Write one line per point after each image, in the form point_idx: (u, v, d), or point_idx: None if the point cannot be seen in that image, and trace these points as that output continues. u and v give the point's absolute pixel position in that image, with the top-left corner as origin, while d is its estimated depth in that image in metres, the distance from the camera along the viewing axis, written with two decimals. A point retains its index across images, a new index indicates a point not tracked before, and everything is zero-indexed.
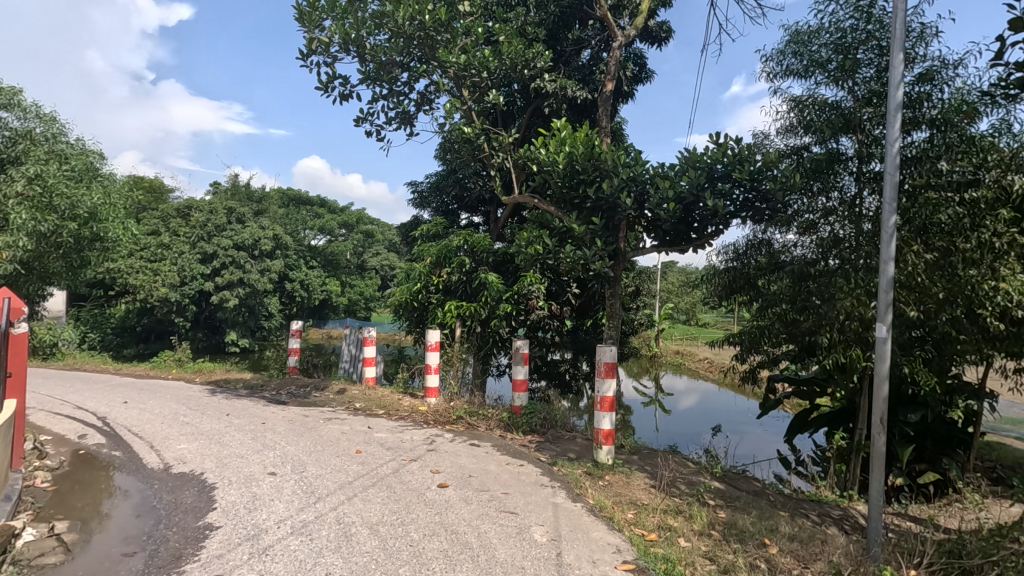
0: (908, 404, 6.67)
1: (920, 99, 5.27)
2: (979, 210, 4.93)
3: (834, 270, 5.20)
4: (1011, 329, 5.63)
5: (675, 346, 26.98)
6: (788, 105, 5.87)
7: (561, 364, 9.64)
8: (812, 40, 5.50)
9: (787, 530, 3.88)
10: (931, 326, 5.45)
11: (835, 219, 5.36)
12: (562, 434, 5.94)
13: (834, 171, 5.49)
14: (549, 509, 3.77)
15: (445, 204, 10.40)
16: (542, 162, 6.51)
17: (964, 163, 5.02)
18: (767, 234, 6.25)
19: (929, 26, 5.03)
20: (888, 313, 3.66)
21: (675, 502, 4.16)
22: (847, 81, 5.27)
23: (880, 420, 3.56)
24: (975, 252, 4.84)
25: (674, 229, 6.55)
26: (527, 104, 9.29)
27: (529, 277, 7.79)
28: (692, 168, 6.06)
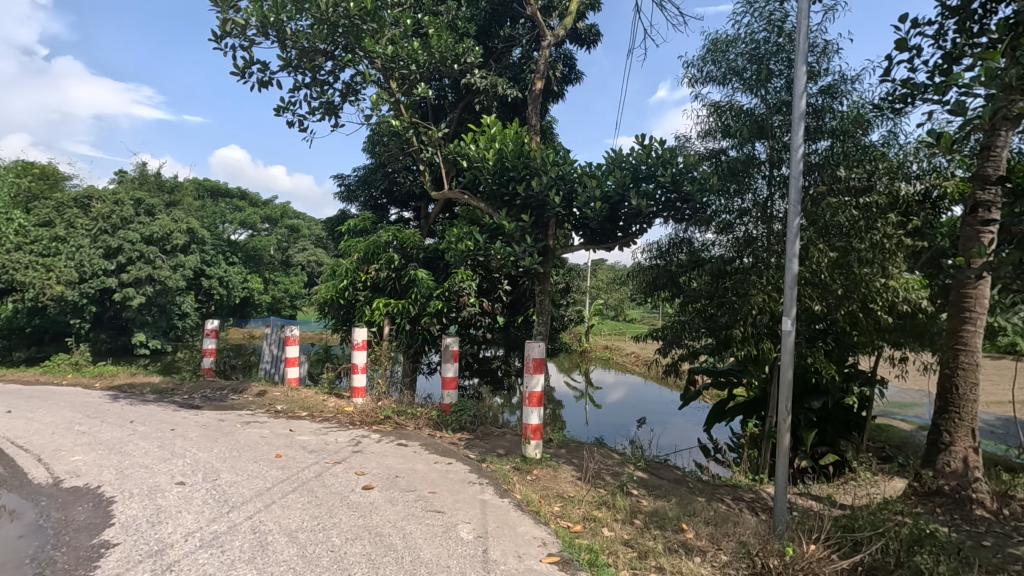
0: (812, 392, 7.19)
1: (823, 110, 5.57)
2: (872, 214, 5.39)
3: (748, 268, 5.68)
4: (897, 321, 6.25)
5: (605, 342, 27.80)
6: (707, 111, 6.15)
7: (493, 361, 9.68)
8: (729, 49, 5.80)
9: (703, 515, 4.09)
10: (832, 319, 5.94)
11: (749, 220, 5.77)
12: (492, 431, 5.96)
13: (749, 173, 5.81)
14: (476, 506, 3.76)
15: (374, 198, 10.13)
16: (472, 158, 6.50)
17: (860, 170, 5.43)
18: (688, 233, 6.54)
19: (832, 42, 5.45)
20: (793, 307, 3.80)
21: (600, 493, 4.28)
22: (761, 90, 5.63)
23: (785, 409, 3.77)
24: (869, 252, 5.30)
25: (601, 228, 6.71)
26: (458, 99, 9.22)
27: (460, 273, 7.73)
28: (618, 168, 6.24)
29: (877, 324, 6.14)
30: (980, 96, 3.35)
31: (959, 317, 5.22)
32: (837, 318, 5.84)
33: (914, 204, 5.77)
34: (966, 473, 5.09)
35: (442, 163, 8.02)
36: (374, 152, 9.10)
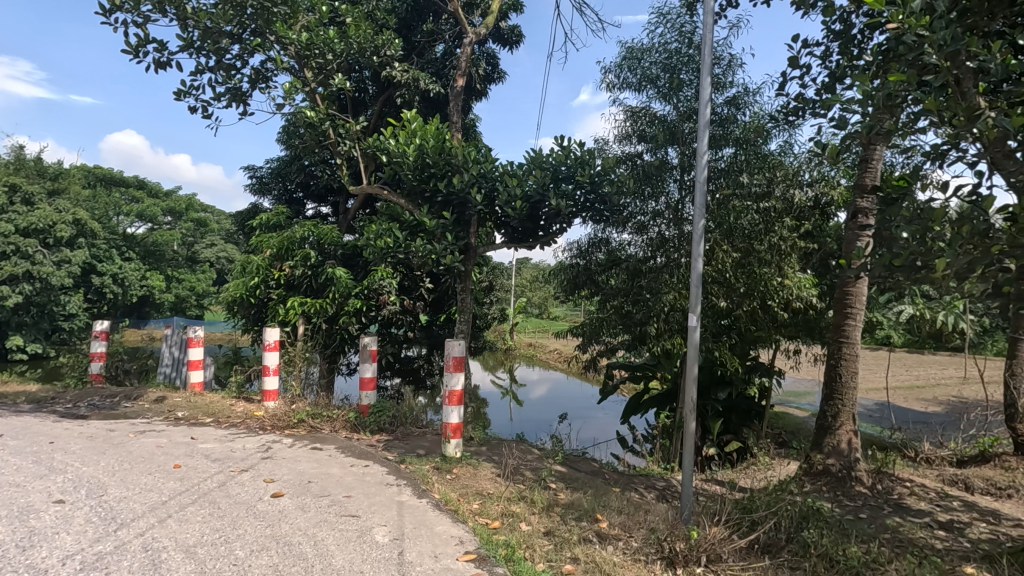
0: (719, 383, 7.68)
1: (728, 119, 5.89)
2: (771, 219, 5.92)
3: (661, 267, 6.08)
4: (791, 317, 6.81)
5: (529, 339, 28.19)
6: (624, 115, 6.38)
7: (415, 361, 9.55)
8: (644, 57, 6.06)
9: (616, 505, 4.24)
10: (735, 316, 6.39)
11: (662, 221, 6.12)
12: (412, 431, 5.86)
13: (662, 177, 6.08)
14: (393, 508, 3.69)
15: (288, 192, 9.64)
16: (392, 153, 6.37)
17: (760, 177, 5.86)
18: (606, 233, 6.76)
19: (736, 56, 5.83)
20: (699, 303, 3.99)
21: (518, 489, 4.32)
22: (673, 97, 5.92)
23: (691, 400, 3.99)
24: (767, 254, 5.89)
25: (522, 226, 6.75)
26: (380, 92, 8.98)
27: (380, 272, 7.56)
28: (538, 169, 6.31)
29: (775, 320, 6.66)
30: (857, 113, 3.71)
31: (842, 313, 5.76)
32: (740, 314, 6.33)
33: (806, 209, 6.29)
34: (847, 454, 5.64)
35: (361, 157, 7.78)
36: (289, 143, 8.66)
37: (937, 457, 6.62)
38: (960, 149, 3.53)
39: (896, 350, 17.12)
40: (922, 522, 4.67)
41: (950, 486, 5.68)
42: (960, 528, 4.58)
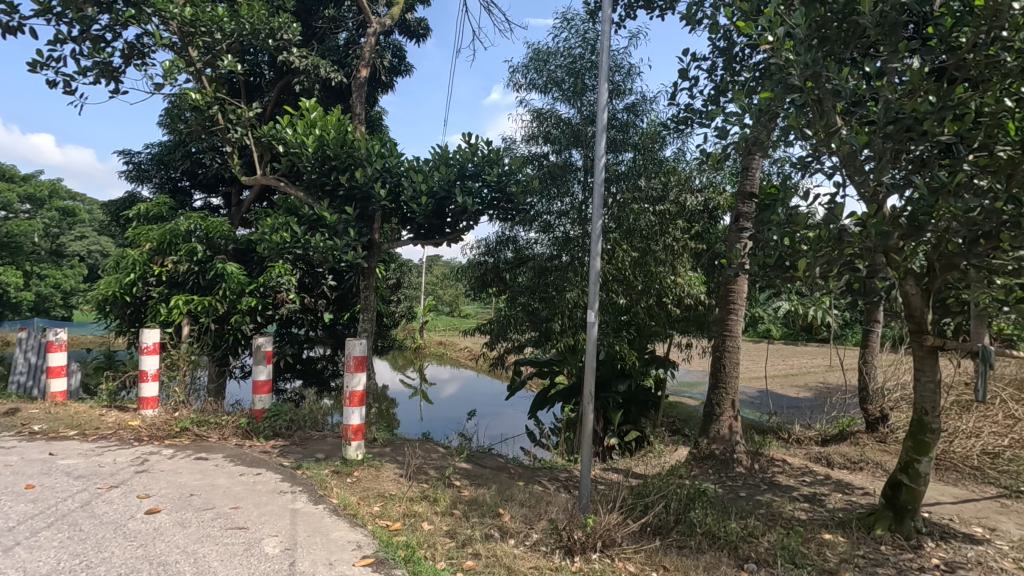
0: (619, 376, 8.10)
1: (628, 125, 6.21)
2: (665, 221, 6.33)
3: (566, 265, 6.34)
4: (683, 312, 7.30)
5: (439, 337, 27.89)
6: (530, 116, 6.51)
7: (318, 361, 9.16)
8: (550, 60, 6.21)
9: (519, 498, 4.32)
10: (634, 312, 6.74)
11: (566, 220, 6.36)
12: (311, 435, 5.61)
13: (567, 178, 6.30)
14: (286, 517, 3.51)
15: (171, 179, 8.82)
16: (289, 144, 6.04)
17: (656, 181, 6.23)
18: (513, 231, 6.83)
19: (634, 65, 6.15)
20: (596, 300, 4.13)
21: (421, 488, 4.28)
22: (577, 101, 6.14)
23: (589, 393, 4.14)
24: (663, 253, 6.30)
25: (428, 223, 6.55)
26: (277, 78, 8.48)
27: (277, 268, 7.07)
28: (443, 166, 6.16)
29: (669, 316, 7.12)
30: (737, 125, 4.04)
31: (726, 308, 6.25)
32: (638, 311, 6.68)
33: (697, 213, 6.76)
34: (730, 438, 6.15)
35: (255, 146, 7.29)
36: (172, 127, 7.94)
37: (804, 437, 7.39)
38: (821, 162, 3.96)
39: (773, 343, 18.91)
40: (790, 496, 5.20)
41: (815, 462, 6.36)
42: (821, 499, 5.15)
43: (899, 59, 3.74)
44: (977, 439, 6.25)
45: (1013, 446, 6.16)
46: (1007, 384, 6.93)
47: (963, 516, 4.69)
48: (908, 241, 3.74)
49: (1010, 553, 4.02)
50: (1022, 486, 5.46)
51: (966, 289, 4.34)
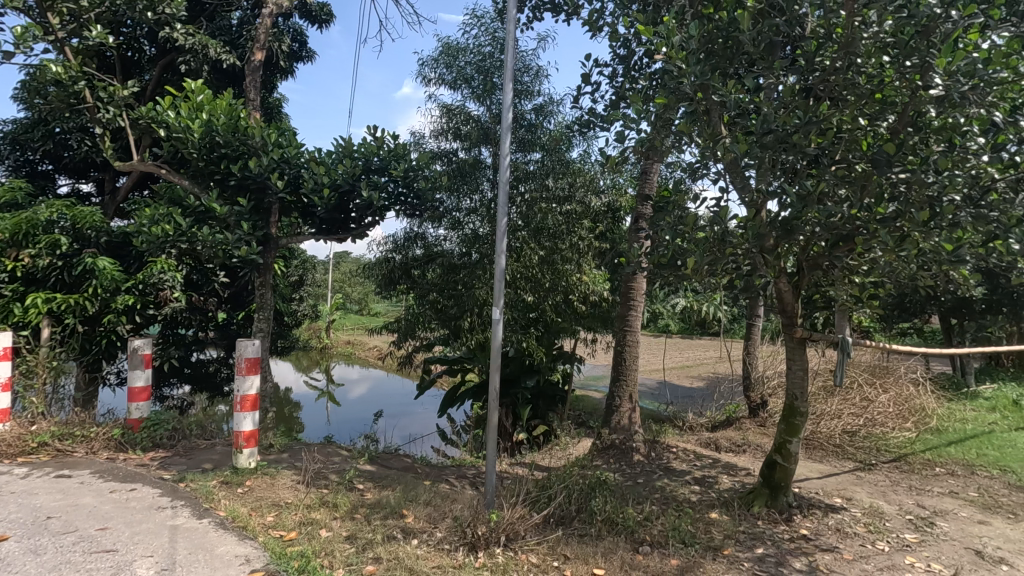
0: (528, 372, 8.28)
1: (536, 125, 6.30)
2: (572, 221, 6.51)
3: (475, 262, 6.36)
4: (589, 309, 7.58)
5: (347, 336, 26.91)
6: (440, 112, 6.43)
7: (210, 364, 8.50)
8: (459, 56, 6.17)
9: (424, 497, 4.26)
10: (541, 309, 6.89)
11: (476, 217, 6.37)
12: (198, 444, 5.21)
13: (476, 176, 6.31)
14: (163, 535, 3.21)
15: (29, 161, 7.77)
16: (171, 127, 5.53)
17: (563, 181, 6.39)
18: (421, 228, 6.71)
19: (542, 67, 6.26)
20: (501, 297, 4.17)
21: (320, 494, 4.09)
22: (487, 99, 6.15)
23: (494, 390, 4.16)
24: (569, 252, 6.50)
25: (330, 218, 6.25)
26: (160, 56, 7.75)
27: (159, 263, 6.42)
28: (347, 158, 5.86)
29: (576, 312, 7.36)
30: (635, 129, 4.24)
31: (627, 304, 6.56)
32: (545, 307, 6.84)
33: (601, 213, 6.96)
34: (629, 427, 6.47)
35: (131, 128, 6.60)
36: (29, 102, 7.00)
37: (696, 424, 7.94)
38: (707, 168, 4.26)
39: (672, 337, 20.15)
40: (683, 480, 5.56)
41: (705, 447, 6.85)
42: (710, 481, 5.55)
43: (775, 77, 4.08)
44: (839, 420, 7.03)
45: (867, 424, 7.01)
46: (863, 370, 7.86)
47: (826, 489, 5.26)
48: (781, 243, 4.13)
49: (862, 518, 4.56)
50: (873, 459, 6.22)
51: (829, 287, 4.86)
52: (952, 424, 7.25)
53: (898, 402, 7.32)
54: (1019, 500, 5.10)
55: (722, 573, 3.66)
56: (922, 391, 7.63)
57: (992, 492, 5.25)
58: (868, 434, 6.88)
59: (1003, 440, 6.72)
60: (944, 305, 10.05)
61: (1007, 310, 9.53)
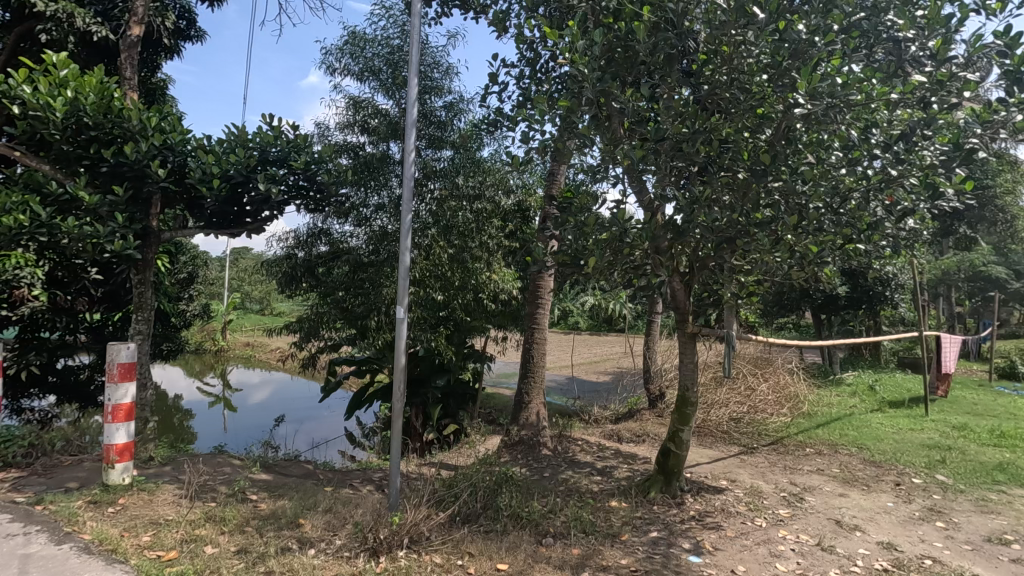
0: (438, 371, 8.22)
1: (447, 123, 6.24)
2: (482, 219, 6.52)
3: (382, 260, 6.19)
4: (498, 307, 7.64)
5: (246, 336, 25.28)
6: (346, 103, 6.19)
7: (79, 371, 7.63)
8: (366, 47, 5.97)
9: (323, 504, 4.10)
10: (451, 308, 6.85)
11: (383, 214, 6.20)
12: (61, 461, 4.66)
13: (384, 172, 6.14)
14: (10, 566, 2.86)
15: None
16: (27, 104, 4.89)
17: (473, 179, 6.37)
18: (326, 223, 6.43)
19: (452, 64, 6.20)
20: (405, 296, 4.11)
21: (207, 508, 3.81)
22: (395, 93, 5.99)
23: (400, 389, 4.09)
24: (478, 250, 6.51)
25: (220, 210, 5.80)
26: (15, 22, 6.85)
27: (14, 257, 5.67)
28: (241, 148, 5.40)
29: (485, 310, 7.39)
30: (540, 131, 4.33)
31: (535, 303, 6.68)
32: (455, 306, 6.80)
33: (511, 213, 7.03)
34: (536, 423, 6.60)
35: None
36: None
37: (601, 417, 8.27)
38: (607, 171, 4.43)
39: (580, 334, 20.88)
40: (586, 471, 5.77)
41: (608, 439, 7.15)
42: (611, 471, 5.81)
43: (668, 87, 4.31)
44: (726, 408, 7.63)
45: (750, 411, 7.67)
46: (747, 362, 8.58)
47: (714, 472, 5.68)
48: (674, 244, 4.39)
49: (744, 498, 4.97)
50: (754, 443, 6.81)
51: (717, 286, 5.23)
52: (820, 409, 8.11)
53: (777, 390, 8.07)
54: (871, 473, 5.80)
55: (619, 558, 3.83)
56: (796, 380, 8.47)
57: (850, 468, 5.93)
58: (751, 421, 7.52)
59: (860, 421, 7.61)
60: (815, 302, 11.20)
61: (865, 306, 10.83)
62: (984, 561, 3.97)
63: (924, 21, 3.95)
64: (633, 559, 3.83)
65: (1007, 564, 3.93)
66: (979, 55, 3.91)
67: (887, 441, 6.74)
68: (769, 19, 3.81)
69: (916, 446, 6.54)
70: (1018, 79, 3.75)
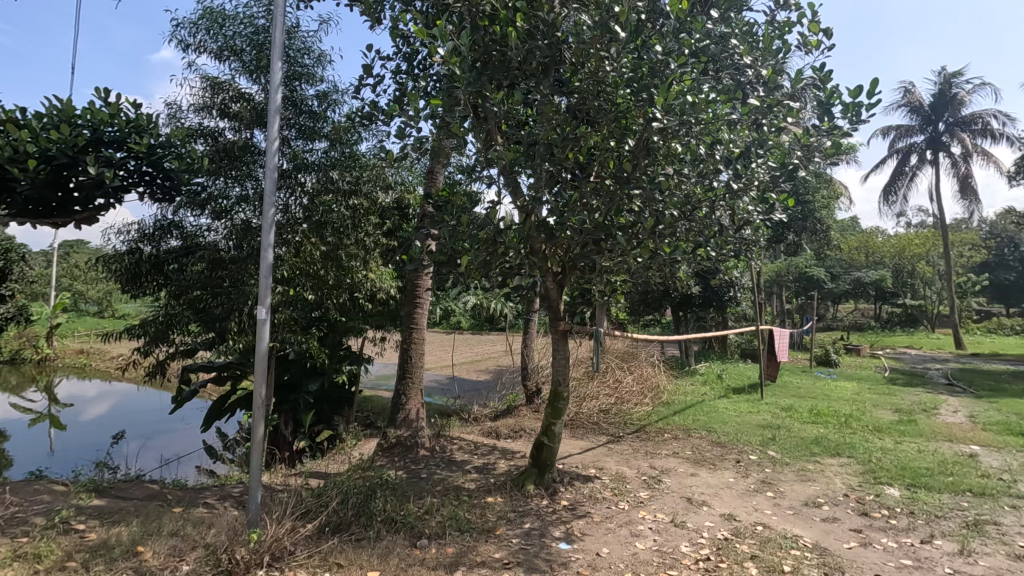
0: (310, 375, 7.76)
1: (320, 114, 5.85)
2: (359, 216, 6.23)
3: (245, 257, 5.67)
4: (376, 307, 7.41)
5: (80, 343, 21.97)
6: (202, 84, 5.59)
7: None
8: (226, 24, 5.45)
9: (170, 527, 3.69)
10: (324, 307, 6.48)
11: (246, 207, 5.66)
12: None
13: (248, 161, 5.63)
14: None
15: None
16: None
17: (349, 175, 6.04)
18: (177, 215, 5.75)
19: (326, 52, 5.83)
20: (268, 295, 3.95)
21: (17, 545, 3.26)
22: (260, 77, 5.54)
23: (261, 395, 3.81)
24: (354, 248, 6.21)
25: (37, 196, 4.89)
26: None
27: None
28: (65, 124, 4.61)
29: (361, 309, 7.11)
30: (417, 128, 4.25)
31: (413, 302, 6.57)
32: (328, 306, 6.45)
33: (389, 211, 6.86)
34: (414, 424, 6.50)
35: None
36: None
37: (480, 415, 8.35)
38: (484, 172, 4.45)
39: (462, 334, 20.95)
40: (463, 469, 5.80)
41: (486, 436, 7.25)
42: (488, 467, 5.91)
43: (542, 94, 4.46)
44: (596, 400, 8.09)
45: (618, 402, 8.21)
46: (616, 356, 9.18)
47: (584, 462, 6.00)
48: (547, 244, 4.57)
49: (610, 484, 5.31)
50: (621, 432, 7.32)
51: (587, 285, 5.51)
52: (677, 398, 8.92)
53: (641, 381, 8.72)
54: (717, 453, 6.48)
55: (493, 552, 3.89)
56: (658, 371, 9.23)
57: (700, 449, 6.59)
58: (618, 411, 8.06)
59: (710, 407, 8.49)
60: (674, 301, 12.28)
61: (714, 304, 12.12)
62: (802, 522, 4.62)
63: (758, 53, 4.51)
64: (506, 552, 3.91)
65: (819, 523, 4.61)
66: (800, 86, 4.55)
67: (731, 424, 7.59)
68: (629, 38, 4.09)
69: (753, 427, 7.44)
70: (828, 110, 4.42)
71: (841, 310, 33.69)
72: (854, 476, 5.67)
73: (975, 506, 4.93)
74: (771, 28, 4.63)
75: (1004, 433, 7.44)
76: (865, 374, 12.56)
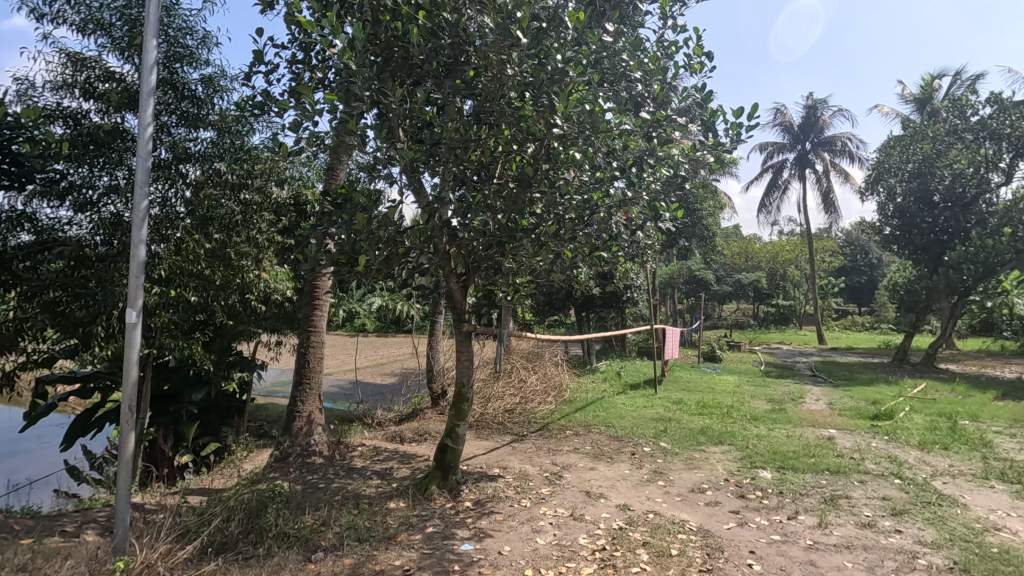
0: (195, 383, 7.12)
1: (205, 100, 5.33)
2: (251, 211, 5.82)
3: (115, 254, 5.09)
4: (269, 309, 6.96)
5: None
6: (60, 58, 4.90)
7: None
8: None
9: (16, 561, 3.23)
10: (210, 310, 5.98)
11: (116, 199, 5.06)
12: None
13: (118, 148, 5.04)
14: None
15: None
16: None
17: (238, 168, 5.60)
18: (29, 206, 4.91)
19: (211, 34, 5.35)
20: (139, 297, 3.61)
21: None
22: (133, 56, 4.99)
23: (129, 407, 3.46)
24: (244, 246, 5.79)
25: None
26: None
27: None
28: None
29: (252, 312, 6.65)
30: (313, 122, 4.05)
31: (312, 304, 6.23)
32: (215, 308, 5.96)
33: (286, 206, 6.50)
34: (311, 432, 6.18)
35: None
36: None
37: (384, 419, 8.14)
38: (387, 170, 4.30)
39: (366, 337, 20.31)
40: (364, 476, 5.62)
41: (390, 441, 7.06)
42: (390, 472, 5.77)
43: (445, 94, 4.41)
44: (502, 400, 8.18)
45: (522, 401, 8.35)
46: (521, 356, 9.35)
47: (489, 462, 6.04)
48: (451, 244, 4.54)
49: (513, 482, 5.38)
50: (524, 430, 7.46)
51: (491, 286, 5.55)
52: (579, 396, 9.24)
53: (545, 381, 8.95)
54: (615, 446, 6.80)
55: (393, 560, 3.80)
56: (561, 370, 9.52)
57: (599, 444, 6.88)
58: (523, 410, 8.20)
59: (609, 402, 8.91)
60: (577, 302, 12.72)
61: (614, 305, 12.71)
62: (688, 507, 4.97)
63: (649, 69, 4.79)
64: (407, 558, 3.83)
65: (703, 507, 4.98)
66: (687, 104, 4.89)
67: (628, 418, 8.00)
68: (529, 45, 4.17)
69: (647, 420, 7.90)
70: (711, 126, 4.80)
71: (726, 310, 36.69)
72: (734, 462, 6.19)
73: (831, 483, 5.57)
74: (660, 47, 4.95)
75: (856, 417, 8.49)
76: (745, 368, 13.77)
